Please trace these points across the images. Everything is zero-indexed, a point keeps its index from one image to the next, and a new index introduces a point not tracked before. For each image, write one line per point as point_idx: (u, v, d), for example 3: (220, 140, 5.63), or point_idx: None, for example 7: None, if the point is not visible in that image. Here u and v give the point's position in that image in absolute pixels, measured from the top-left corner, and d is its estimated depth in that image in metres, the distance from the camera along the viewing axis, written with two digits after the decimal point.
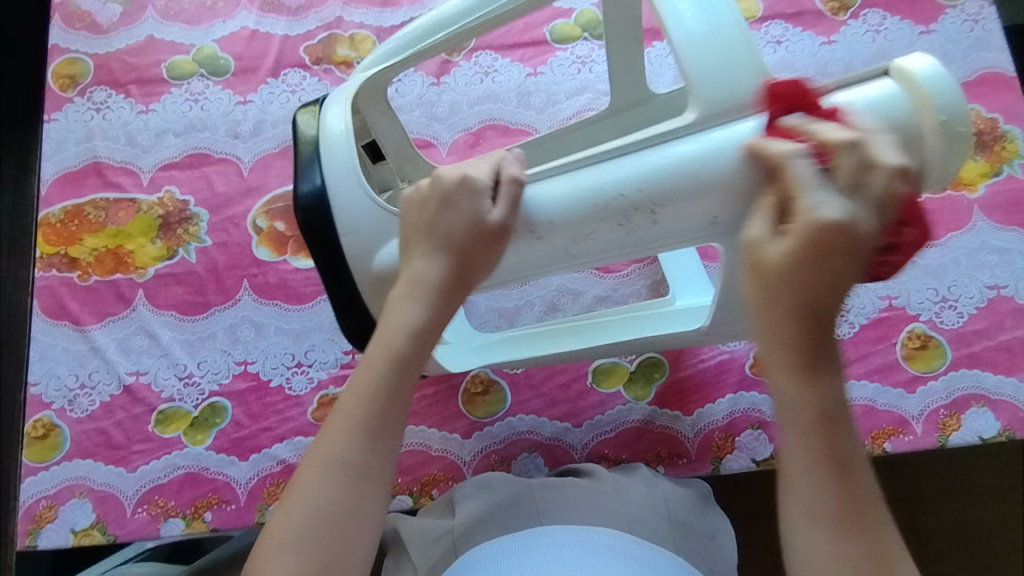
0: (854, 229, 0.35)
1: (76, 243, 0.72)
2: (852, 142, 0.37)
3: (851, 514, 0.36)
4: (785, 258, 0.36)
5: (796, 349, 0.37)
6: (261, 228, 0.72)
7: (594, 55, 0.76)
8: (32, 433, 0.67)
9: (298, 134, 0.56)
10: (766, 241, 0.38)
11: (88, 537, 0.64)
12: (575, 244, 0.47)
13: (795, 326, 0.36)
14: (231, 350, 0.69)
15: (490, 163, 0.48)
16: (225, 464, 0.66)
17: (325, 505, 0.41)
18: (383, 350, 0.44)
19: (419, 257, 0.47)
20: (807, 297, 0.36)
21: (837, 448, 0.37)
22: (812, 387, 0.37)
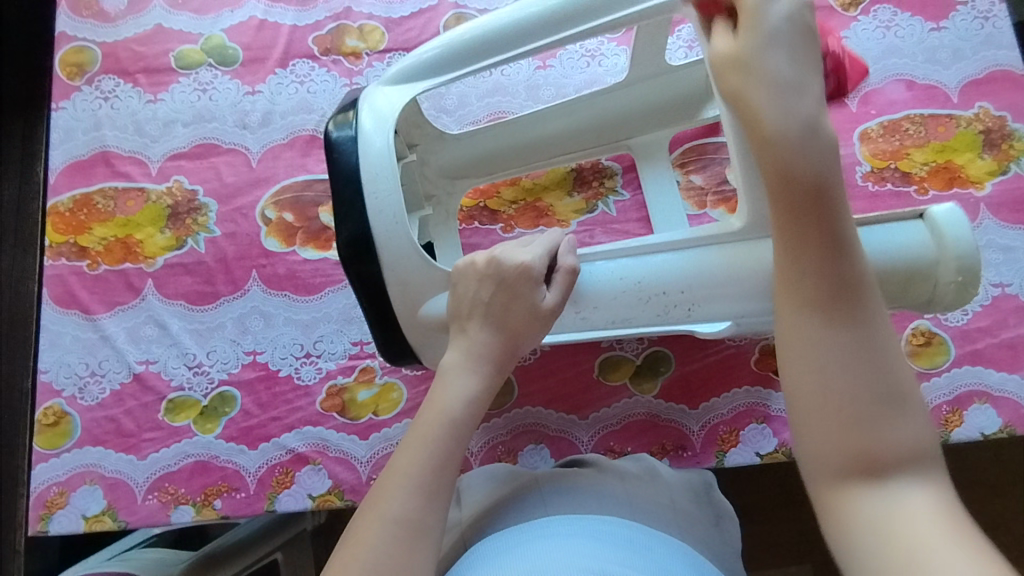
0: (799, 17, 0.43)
1: (85, 232, 0.72)
2: None
3: (835, 300, 0.38)
4: (737, 60, 0.43)
5: (779, 125, 0.41)
6: (270, 219, 0.72)
7: (604, 48, 0.76)
8: (42, 420, 0.68)
9: (330, 137, 0.54)
10: (727, 42, 0.44)
11: (100, 523, 0.65)
12: (616, 324, 0.53)
13: (778, 107, 0.41)
14: (240, 339, 0.69)
15: (549, 247, 0.52)
16: (234, 452, 0.66)
17: (383, 560, 0.42)
18: (442, 416, 0.47)
19: (478, 334, 0.50)
20: (769, 77, 0.42)
21: (824, 227, 0.39)
22: (793, 168, 0.40)
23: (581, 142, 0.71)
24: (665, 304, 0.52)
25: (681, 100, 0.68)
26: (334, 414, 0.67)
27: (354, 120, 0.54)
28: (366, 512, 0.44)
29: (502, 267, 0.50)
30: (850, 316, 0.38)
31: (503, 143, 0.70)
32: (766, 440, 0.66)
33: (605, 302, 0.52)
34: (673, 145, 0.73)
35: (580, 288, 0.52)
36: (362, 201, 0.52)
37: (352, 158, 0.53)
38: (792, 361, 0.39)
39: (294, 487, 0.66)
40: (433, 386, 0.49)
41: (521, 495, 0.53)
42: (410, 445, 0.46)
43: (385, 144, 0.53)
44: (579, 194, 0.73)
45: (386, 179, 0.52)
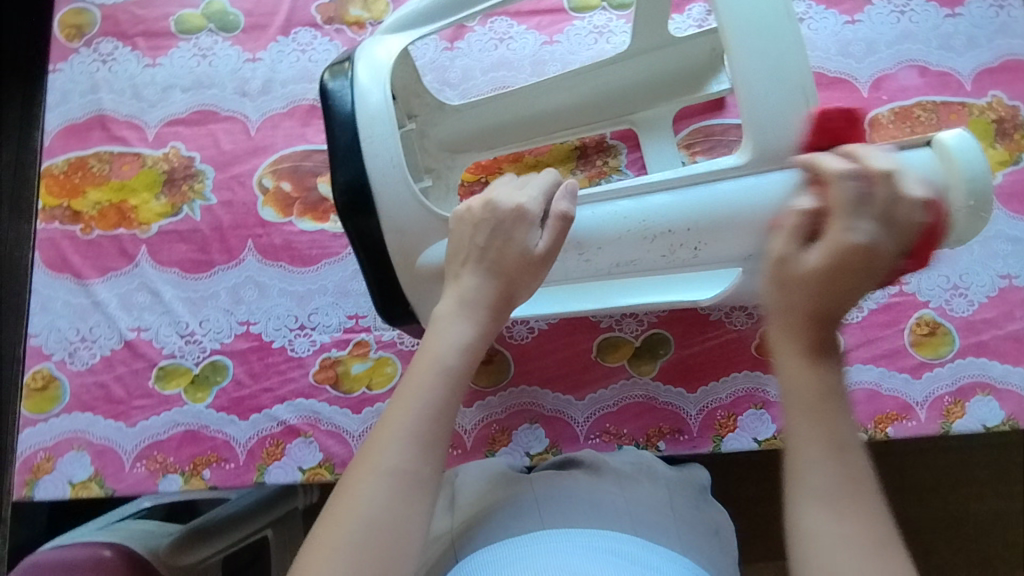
0: (879, 250, 0.38)
1: (79, 196, 0.71)
2: (890, 173, 0.39)
3: (860, 515, 0.35)
4: (811, 268, 0.39)
5: (811, 346, 0.39)
6: (267, 188, 0.71)
7: (612, 25, 0.75)
8: (31, 384, 0.67)
9: (325, 88, 0.53)
10: (790, 257, 0.40)
11: (86, 489, 0.64)
12: (619, 267, 0.52)
13: (812, 346, 0.39)
14: (234, 309, 0.68)
15: (547, 189, 0.50)
16: (225, 422, 0.65)
17: (378, 511, 0.40)
18: (433, 362, 0.45)
19: (470, 278, 0.49)
20: (824, 300, 0.39)
21: (833, 436, 0.37)
22: (817, 374, 0.39)
23: (584, 117, 0.70)
24: (671, 244, 0.50)
25: (684, 72, 0.68)
26: (327, 387, 0.66)
27: (351, 71, 0.53)
28: (358, 465, 0.42)
29: (499, 211, 0.49)
30: (845, 522, 0.35)
31: (504, 116, 0.70)
32: (765, 426, 0.65)
33: (609, 245, 0.51)
34: (678, 125, 0.72)
35: (581, 234, 0.51)
36: (358, 150, 0.51)
37: (348, 107, 0.52)
38: (813, 553, 0.35)
39: (285, 459, 0.65)
40: (426, 334, 0.47)
41: (516, 501, 0.52)
42: (403, 397, 0.44)
43: (382, 95, 0.51)
44: (582, 171, 0.72)
45: (383, 129, 0.51)
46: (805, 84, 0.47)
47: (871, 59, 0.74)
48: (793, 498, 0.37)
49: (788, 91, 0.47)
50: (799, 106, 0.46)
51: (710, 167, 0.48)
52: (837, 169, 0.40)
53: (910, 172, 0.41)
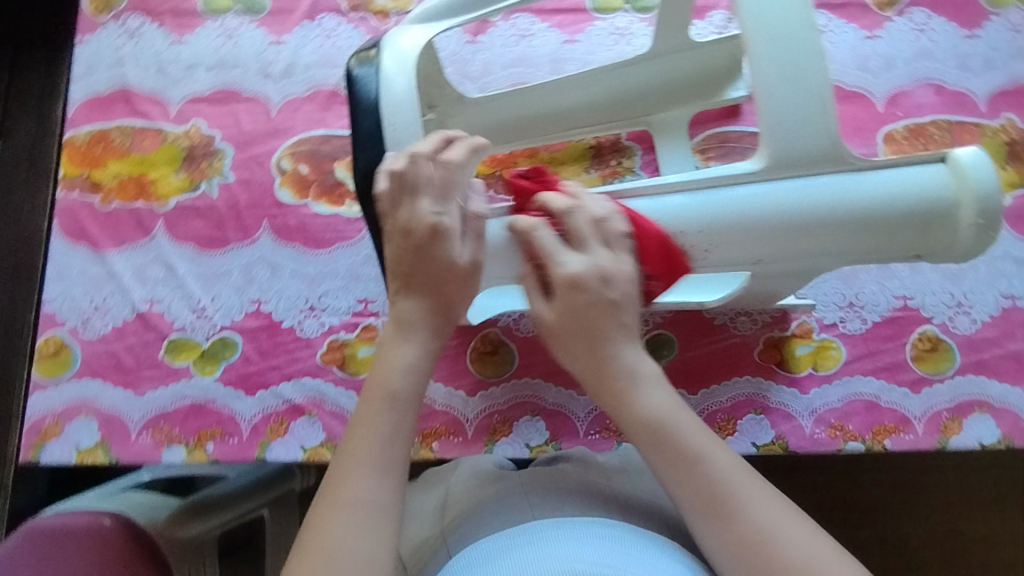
0: (597, 275, 0.47)
1: (100, 167, 0.72)
2: (569, 210, 0.48)
3: (713, 505, 0.43)
4: (559, 317, 0.48)
5: (607, 379, 0.47)
6: (285, 169, 0.72)
7: (634, 27, 0.75)
8: (43, 350, 0.68)
9: (350, 75, 0.53)
10: (545, 315, 0.49)
11: (91, 456, 0.65)
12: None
13: (618, 382, 0.47)
14: (246, 287, 0.69)
15: (459, 184, 0.50)
16: (231, 397, 0.66)
17: (345, 544, 0.42)
18: (382, 391, 0.48)
19: (405, 300, 0.50)
20: (593, 336, 0.48)
21: (667, 451, 0.45)
22: (633, 406, 0.47)
23: (599, 116, 0.72)
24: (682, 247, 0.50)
25: (702, 78, 0.70)
26: (333, 368, 0.67)
27: (376, 59, 0.53)
28: (327, 505, 0.44)
29: (416, 226, 0.49)
30: (726, 521, 0.42)
31: (524, 111, 0.71)
32: (763, 431, 0.66)
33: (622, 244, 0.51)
34: (694, 131, 0.74)
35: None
36: (381, 137, 0.52)
37: (372, 95, 0.52)
38: (734, 533, 0.42)
39: (288, 437, 0.65)
40: (371, 367, 0.50)
41: (505, 499, 0.53)
42: (356, 434, 0.46)
43: (407, 85, 0.52)
44: (596, 171, 0.73)
45: (407, 116, 0.51)
46: (827, 94, 0.47)
47: (888, 74, 0.75)
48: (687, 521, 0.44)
49: (809, 98, 0.47)
50: (816, 116, 0.47)
51: (724, 172, 0.49)
52: (559, 209, 0.48)
53: (590, 200, 0.49)
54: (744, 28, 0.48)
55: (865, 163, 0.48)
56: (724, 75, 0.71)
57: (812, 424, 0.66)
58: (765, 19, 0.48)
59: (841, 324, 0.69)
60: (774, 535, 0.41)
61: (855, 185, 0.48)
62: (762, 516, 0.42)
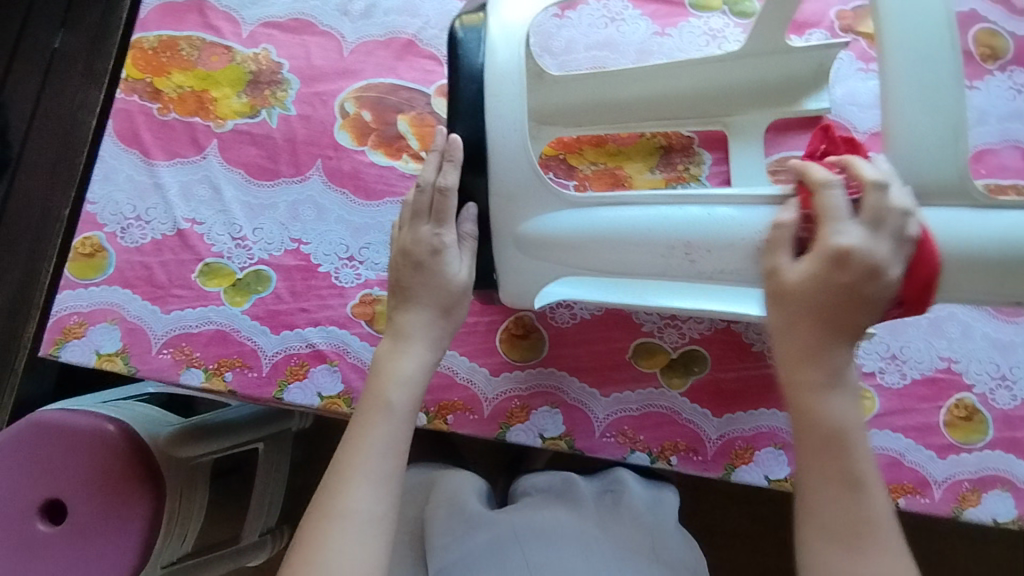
0: (869, 257, 0.43)
1: (163, 75, 0.70)
2: (882, 183, 0.43)
3: (853, 531, 0.44)
4: (802, 283, 0.45)
5: (814, 364, 0.45)
6: (347, 112, 0.70)
7: (728, 31, 0.72)
8: (79, 249, 0.67)
9: (454, 38, 0.51)
10: (789, 278, 0.45)
11: (110, 362, 0.65)
12: (723, 275, 0.50)
13: (823, 376, 0.45)
14: (289, 225, 0.68)
15: (450, 206, 0.52)
16: (256, 331, 0.66)
17: (337, 559, 0.47)
18: (381, 407, 0.52)
19: (403, 312, 0.54)
20: (829, 317, 0.45)
21: (840, 461, 0.45)
22: (828, 404, 0.45)
23: (675, 110, 0.70)
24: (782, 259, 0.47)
25: (781, 85, 0.69)
26: (362, 322, 0.66)
27: (484, 23, 0.50)
28: (323, 515, 0.48)
29: (415, 247, 0.53)
30: (857, 548, 0.44)
31: (597, 96, 0.68)
32: (779, 467, 0.64)
33: (722, 251, 0.48)
34: (770, 150, 0.70)
35: (693, 234, 0.49)
36: (481, 107, 0.49)
37: (476, 63, 0.49)
38: (853, 563, 0.44)
39: (306, 381, 0.65)
40: (371, 377, 0.54)
41: (501, 547, 0.63)
42: (356, 444, 0.51)
43: (514, 53, 0.49)
44: (661, 171, 0.70)
45: (511, 89, 0.49)
46: (960, 123, 0.44)
47: (978, 129, 0.72)
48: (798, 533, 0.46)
49: (940, 130, 0.44)
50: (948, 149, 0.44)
51: None
52: (870, 177, 0.43)
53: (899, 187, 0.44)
54: (883, 47, 0.46)
55: (987, 202, 0.45)
56: (806, 87, 0.69)
57: None
58: (909, 45, 0.45)
59: (880, 374, 0.67)
60: None
61: (955, 221, 0.45)
62: (885, 558, 0.44)
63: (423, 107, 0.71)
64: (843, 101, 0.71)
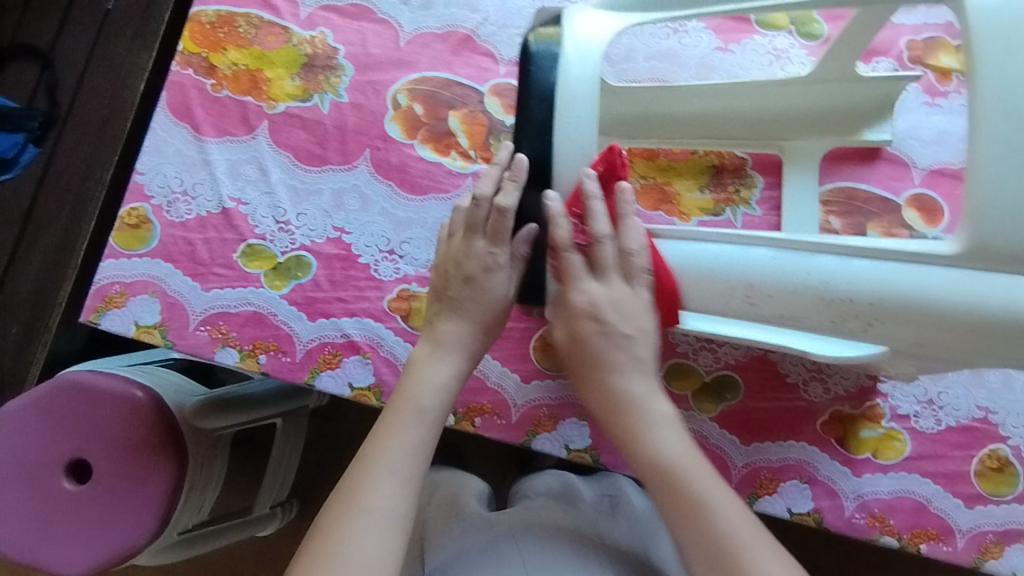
0: (612, 304, 0.50)
1: (219, 51, 0.70)
2: (603, 238, 0.50)
3: (718, 555, 0.44)
4: (569, 343, 0.52)
5: (618, 411, 0.50)
6: (399, 104, 0.70)
7: (793, 52, 0.70)
8: (124, 219, 0.67)
9: (527, 50, 0.49)
10: (563, 342, 0.53)
11: (148, 335, 0.65)
12: (781, 319, 0.48)
13: (625, 416, 0.50)
14: (333, 213, 0.68)
15: (507, 226, 0.52)
16: (293, 317, 0.66)
17: (353, 550, 0.45)
18: (412, 406, 0.51)
19: (445, 320, 0.55)
20: (596, 363, 0.51)
21: (677, 493, 0.47)
22: (642, 441, 0.49)
23: (732, 130, 0.68)
24: (846, 312, 0.46)
25: (843, 112, 0.67)
26: (397, 317, 0.66)
27: (560, 37, 0.49)
28: (342, 508, 0.47)
29: (467, 262, 0.54)
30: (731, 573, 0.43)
31: (653, 109, 0.67)
32: (803, 500, 0.64)
33: (783, 296, 0.47)
34: (824, 179, 0.68)
35: (755, 276, 0.48)
36: (551, 126, 0.48)
37: (549, 79, 0.48)
38: None
39: (338, 371, 0.65)
40: (404, 378, 0.54)
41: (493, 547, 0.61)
42: (383, 439, 0.50)
43: (590, 72, 0.47)
44: (710, 192, 0.68)
45: (581, 110, 0.47)
46: None
47: None
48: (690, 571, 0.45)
49: None
50: None
51: (911, 247, 0.44)
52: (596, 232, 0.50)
53: (629, 223, 0.50)
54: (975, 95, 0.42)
55: None
56: (869, 115, 0.67)
57: (853, 507, 0.64)
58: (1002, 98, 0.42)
59: (914, 418, 0.66)
60: None
61: None
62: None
63: (475, 105, 0.70)
64: (905, 135, 0.69)
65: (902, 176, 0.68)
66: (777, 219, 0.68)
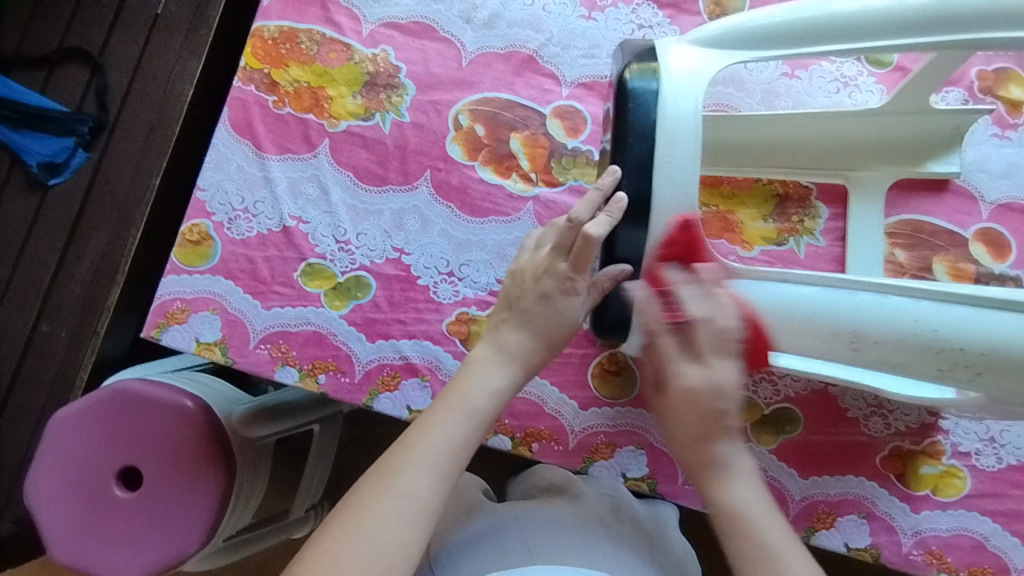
0: (710, 380, 0.49)
1: (281, 68, 0.70)
2: (703, 317, 0.49)
3: None
4: (671, 403, 0.51)
5: (704, 465, 0.51)
6: (461, 124, 0.69)
7: (861, 80, 0.69)
8: (185, 235, 0.67)
9: (624, 87, 0.49)
10: (656, 401, 0.53)
11: (209, 352, 0.66)
12: (883, 365, 0.48)
13: (710, 474, 0.51)
14: (393, 233, 0.68)
15: (591, 254, 0.52)
16: (352, 338, 0.66)
17: (381, 532, 0.43)
18: (464, 402, 0.50)
19: (514, 328, 0.54)
20: (696, 423, 0.50)
21: (750, 558, 0.47)
22: (723, 497, 0.50)
23: (798, 159, 0.67)
24: (955, 362, 0.45)
25: (912, 142, 0.66)
26: (456, 340, 0.66)
27: (659, 74, 0.49)
28: (377, 483, 0.46)
29: (546, 279, 0.54)
30: None
31: (719, 137, 0.66)
32: (860, 536, 0.64)
33: (890, 344, 0.47)
34: (890, 210, 0.67)
35: (862, 324, 0.47)
36: (650, 163, 0.48)
37: (650, 116, 0.48)
38: None
39: (396, 393, 0.65)
40: (461, 374, 0.53)
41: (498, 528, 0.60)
42: (427, 429, 0.49)
43: (693, 108, 0.47)
44: (774, 221, 0.68)
45: (683, 147, 0.47)
46: None
47: None
48: None
49: None
50: None
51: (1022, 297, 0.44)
52: (692, 313, 0.49)
53: (719, 298, 0.49)
54: None
55: None
56: (939, 146, 0.66)
57: (911, 544, 0.64)
58: None
59: (975, 455, 0.65)
60: None
61: None
62: None
63: (537, 127, 0.69)
64: (974, 167, 0.68)
65: (970, 209, 0.67)
66: (841, 250, 0.67)
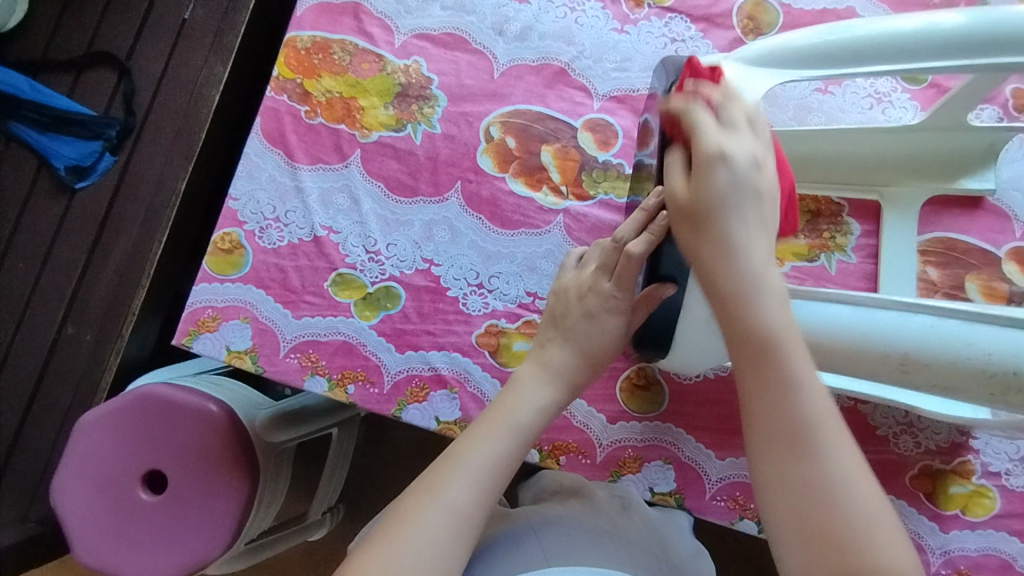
0: (739, 160, 0.44)
1: (314, 78, 0.70)
2: (726, 102, 0.46)
3: (795, 440, 0.39)
4: (692, 192, 0.44)
5: (723, 263, 0.43)
6: (492, 137, 0.69)
7: (895, 96, 0.69)
8: (217, 244, 0.68)
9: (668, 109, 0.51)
10: (680, 190, 0.45)
11: (239, 360, 0.66)
12: (935, 388, 0.46)
13: (731, 277, 0.42)
14: (423, 244, 0.68)
15: (634, 272, 0.52)
16: (381, 348, 0.66)
17: (426, 544, 0.43)
18: (509, 419, 0.51)
19: (558, 344, 0.55)
20: (717, 216, 0.43)
21: (767, 374, 0.41)
22: (749, 305, 0.42)
23: (831, 176, 0.67)
24: (1012, 386, 0.43)
25: (947, 158, 0.65)
26: (485, 353, 0.66)
27: None
28: (422, 496, 0.46)
29: (590, 296, 0.54)
30: (801, 459, 0.39)
31: None
32: None
33: (942, 368, 0.45)
34: (922, 228, 0.67)
35: (911, 347, 0.46)
36: None
37: None
38: (807, 482, 0.38)
39: (425, 404, 0.65)
40: (509, 390, 0.53)
41: (518, 528, 0.58)
42: (473, 444, 0.49)
43: None
44: (805, 237, 0.68)
45: None
46: None
47: None
48: (756, 453, 0.40)
49: None
50: None
51: None
52: (719, 98, 0.46)
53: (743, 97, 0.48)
54: None
55: None
56: (974, 163, 0.65)
57: (939, 564, 0.63)
58: None
59: (1005, 475, 0.64)
60: (847, 492, 0.38)
61: None
62: (842, 475, 0.38)
63: (569, 139, 0.69)
64: (1009, 185, 0.68)
65: (1004, 228, 0.67)
66: (873, 267, 0.66)
